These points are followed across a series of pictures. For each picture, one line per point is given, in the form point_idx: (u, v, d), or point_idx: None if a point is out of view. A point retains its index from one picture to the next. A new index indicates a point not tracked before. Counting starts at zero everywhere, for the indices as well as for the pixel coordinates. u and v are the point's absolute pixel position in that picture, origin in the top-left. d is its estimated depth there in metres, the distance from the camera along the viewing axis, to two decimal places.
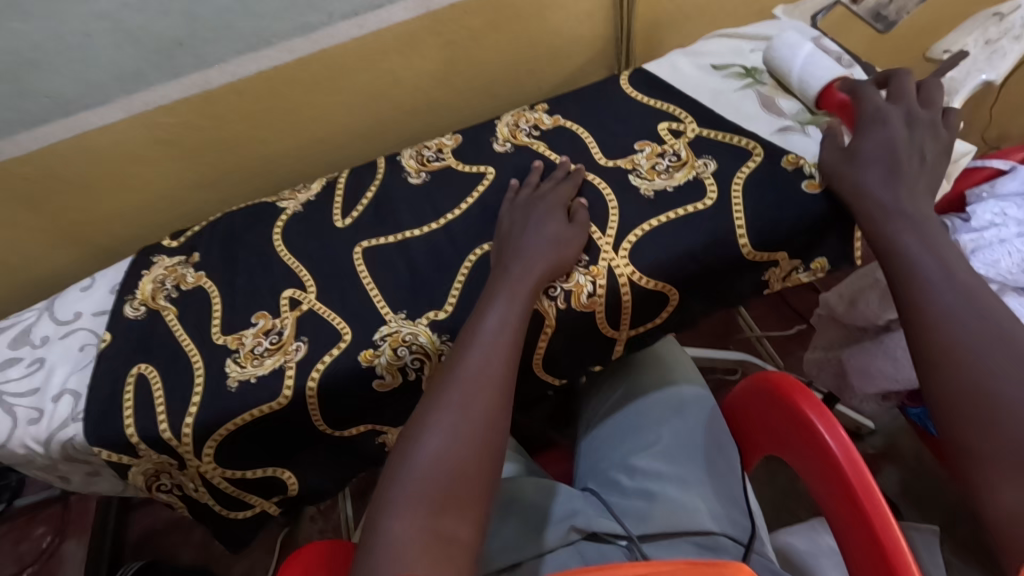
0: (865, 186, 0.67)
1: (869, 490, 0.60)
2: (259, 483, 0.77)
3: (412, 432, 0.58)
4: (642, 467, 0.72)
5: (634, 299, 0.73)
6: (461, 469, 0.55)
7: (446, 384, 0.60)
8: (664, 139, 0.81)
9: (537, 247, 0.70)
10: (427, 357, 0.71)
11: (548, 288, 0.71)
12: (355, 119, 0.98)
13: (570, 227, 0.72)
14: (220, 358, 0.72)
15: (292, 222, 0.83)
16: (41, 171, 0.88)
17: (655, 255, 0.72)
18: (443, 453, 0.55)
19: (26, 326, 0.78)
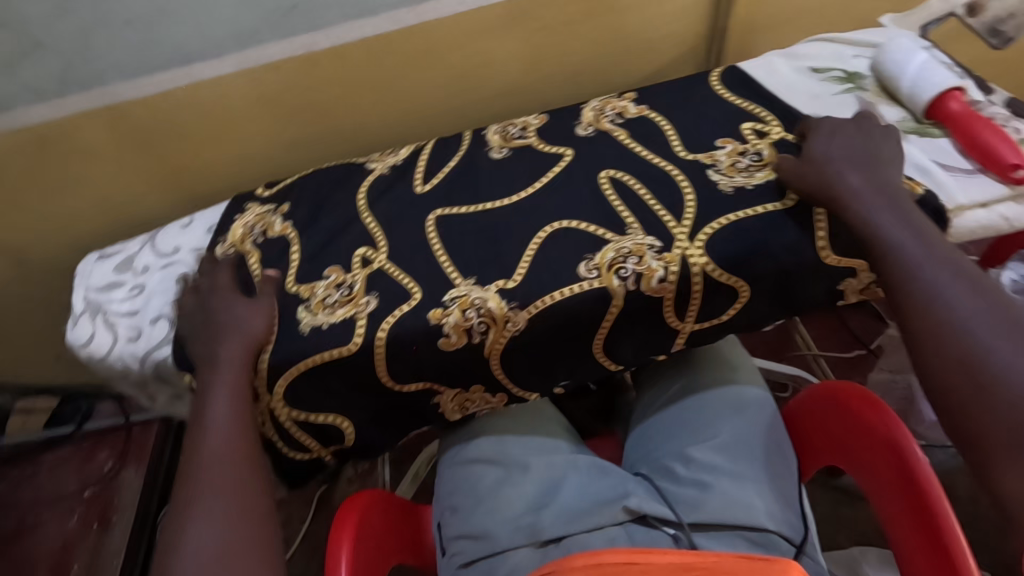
0: (842, 178, 0.69)
1: (933, 490, 0.62)
2: (319, 429, 0.78)
3: (182, 525, 0.59)
4: (698, 458, 0.71)
5: (705, 290, 0.72)
6: (233, 540, 0.58)
7: (201, 467, 0.62)
8: (747, 138, 0.80)
9: (247, 328, 0.72)
10: (494, 323, 0.71)
11: (619, 268, 0.71)
12: (444, 94, 1.02)
13: (253, 304, 0.74)
14: (292, 304, 0.76)
15: (374, 184, 0.86)
16: (153, 114, 0.94)
17: (732, 248, 0.71)
18: (213, 538, 0.57)
19: (130, 255, 0.84)
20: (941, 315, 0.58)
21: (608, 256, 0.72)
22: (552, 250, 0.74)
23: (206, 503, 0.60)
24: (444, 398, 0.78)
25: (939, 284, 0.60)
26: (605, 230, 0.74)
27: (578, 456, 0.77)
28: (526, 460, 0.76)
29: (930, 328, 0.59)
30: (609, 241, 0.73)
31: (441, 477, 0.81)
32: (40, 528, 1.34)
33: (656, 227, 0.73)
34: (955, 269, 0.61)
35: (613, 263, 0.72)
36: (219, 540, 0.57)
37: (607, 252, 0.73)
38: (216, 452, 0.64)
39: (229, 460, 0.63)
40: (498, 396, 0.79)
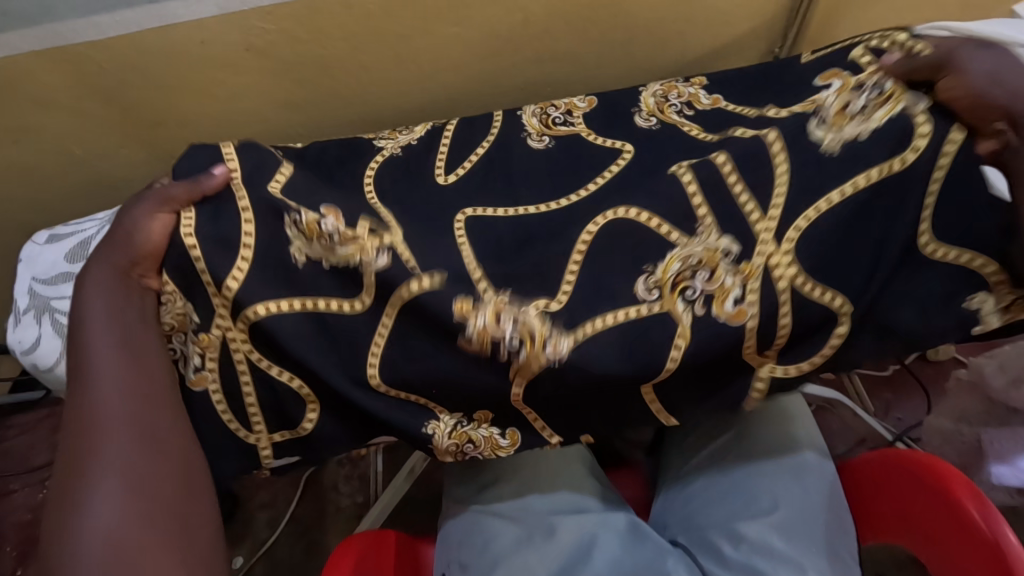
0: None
1: None
2: (276, 402, 0.62)
3: (69, 501, 0.46)
4: (750, 537, 0.61)
5: (793, 309, 0.57)
6: (140, 513, 0.46)
7: (90, 419, 0.50)
8: (864, 83, 0.62)
9: (133, 241, 0.58)
10: (530, 341, 0.58)
11: (684, 287, 0.59)
12: (470, 58, 0.85)
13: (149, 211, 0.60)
14: (272, 218, 0.59)
15: (405, 153, 0.74)
16: (116, 59, 0.77)
17: (830, 252, 0.57)
18: (116, 511, 0.46)
19: (85, 238, 0.70)
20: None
21: (674, 266, 0.59)
22: (602, 247, 0.61)
23: (104, 468, 0.47)
24: (437, 426, 0.62)
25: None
26: (674, 228, 0.60)
27: (611, 512, 0.66)
28: (549, 520, 0.65)
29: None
30: (676, 242, 0.60)
31: (445, 523, 0.70)
32: (7, 499, 1.21)
33: (736, 219, 0.59)
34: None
35: (679, 279, 0.59)
36: (125, 515, 0.46)
37: (673, 261, 0.59)
38: (110, 398, 0.51)
39: (131, 405, 0.51)
40: (509, 437, 0.64)
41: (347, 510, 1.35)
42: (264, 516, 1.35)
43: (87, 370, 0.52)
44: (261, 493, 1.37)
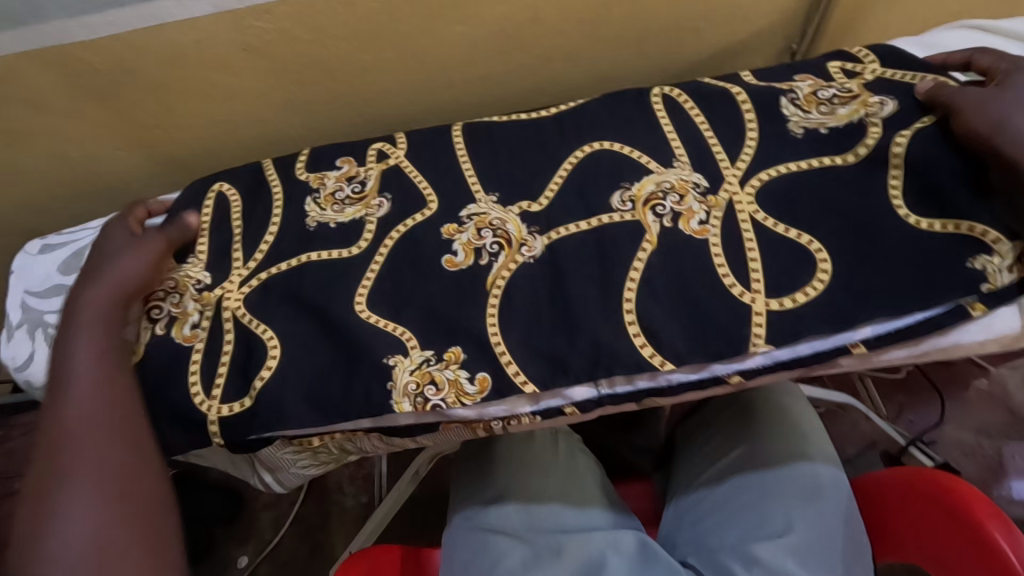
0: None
1: None
2: (244, 357, 0.59)
3: (40, 523, 0.46)
4: (764, 559, 0.59)
5: (760, 245, 0.54)
6: (115, 537, 0.46)
7: (64, 444, 0.49)
8: (833, 74, 0.64)
9: (116, 265, 0.58)
10: (507, 246, 0.58)
11: (655, 205, 0.58)
12: (474, 58, 0.81)
13: (135, 243, 0.61)
14: (300, 192, 0.68)
15: (412, 146, 0.68)
16: (110, 61, 0.74)
17: (796, 200, 0.56)
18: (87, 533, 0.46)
19: (79, 248, 0.68)
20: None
21: (647, 188, 0.59)
22: (588, 175, 0.61)
23: (80, 489, 0.47)
24: (401, 362, 0.54)
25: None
26: (649, 158, 0.61)
27: (620, 533, 0.65)
28: (557, 540, 0.64)
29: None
30: (651, 171, 0.60)
31: (449, 536, 0.69)
32: None
33: (704, 159, 0.60)
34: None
35: (651, 197, 0.58)
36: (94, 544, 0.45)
37: (646, 184, 0.59)
38: (86, 424, 0.50)
39: (107, 432, 0.50)
40: (477, 383, 0.52)
41: (352, 510, 1.34)
42: (270, 515, 1.35)
43: (61, 395, 0.51)
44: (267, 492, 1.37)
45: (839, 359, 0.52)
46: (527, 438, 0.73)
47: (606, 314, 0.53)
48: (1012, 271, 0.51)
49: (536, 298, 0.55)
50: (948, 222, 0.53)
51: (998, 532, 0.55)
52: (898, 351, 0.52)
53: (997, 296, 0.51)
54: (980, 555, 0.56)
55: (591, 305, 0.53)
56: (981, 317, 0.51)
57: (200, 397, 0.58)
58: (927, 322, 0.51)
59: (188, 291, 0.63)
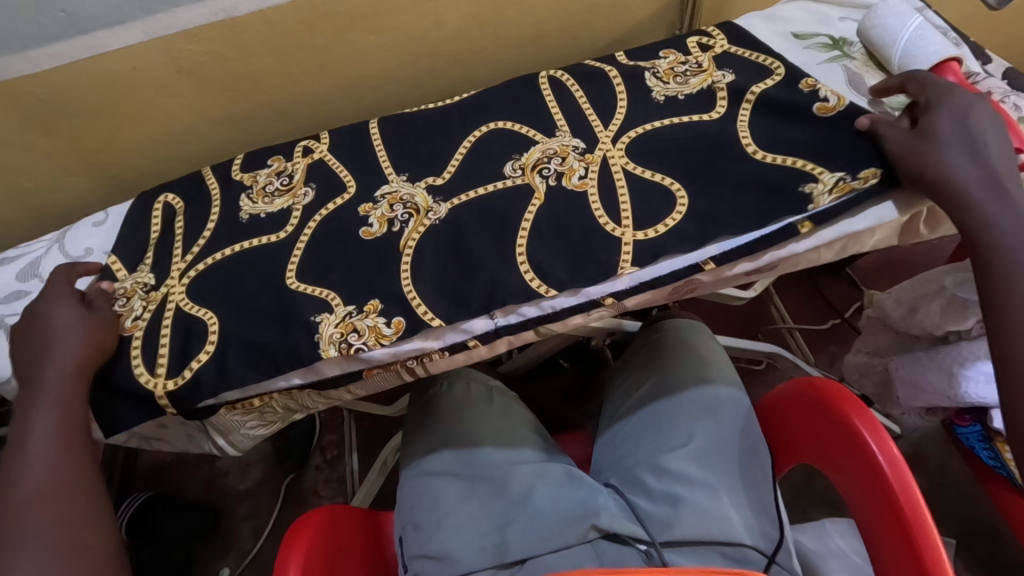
0: (950, 175, 0.57)
1: (912, 503, 0.57)
2: (182, 342, 0.65)
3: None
4: (670, 468, 0.67)
5: (630, 188, 0.66)
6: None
7: (18, 509, 0.54)
8: (690, 49, 0.76)
9: (70, 346, 0.61)
10: (416, 214, 0.69)
11: (541, 168, 0.69)
12: (391, 65, 0.91)
13: (90, 317, 0.64)
14: (235, 192, 0.75)
15: (332, 142, 0.77)
16: (56, 91, 0.82)
17: (655, 150, 0.68)
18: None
19: (35, 258, 0.74)
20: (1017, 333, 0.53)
21: (534, 156, 0.70)
22: (484, 149, 0.72)
23: (32, 552, 0.53)
24: (327, 318, 0.63)
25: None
26: (535, 131, 0.73)
27: (548, 464, 0.72)
28: (492, 471, 0.72)
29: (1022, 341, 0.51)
30: (538, 141, 0.72)
31: (400, 490, 0.75)
32: None
33: (583, 129, 0.72)
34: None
35: (538, 162, 0.70)
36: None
37: (534, 152, 0.71)
38: (41, 497, 0.55)
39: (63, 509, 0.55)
40: (394, 326, 0.62)
41: None
42: (249, 526, 1.36)
43: (21, 469, 0.56)
44: (244, 503, 1.38)
45: (696, 277, 0.63)
46: (464, 396, 0.80)
47: (501, 261, 0.63)
48: (834, 195, 0.61)
49: (441, 253, 0.65)
50: (783, 158, 0.65)
51: (860, 422, 0.62)
52: (743, 264, 0.63)
53: (821, 214, 0.61)
54: (851, 446, 0.64)
55: (487, 255, 0.64)
56: (810, 234, 0.62)
57: (144, 375, 0.64)
58: (763, 238, 0.61)
59: (136, 294, 0.69)
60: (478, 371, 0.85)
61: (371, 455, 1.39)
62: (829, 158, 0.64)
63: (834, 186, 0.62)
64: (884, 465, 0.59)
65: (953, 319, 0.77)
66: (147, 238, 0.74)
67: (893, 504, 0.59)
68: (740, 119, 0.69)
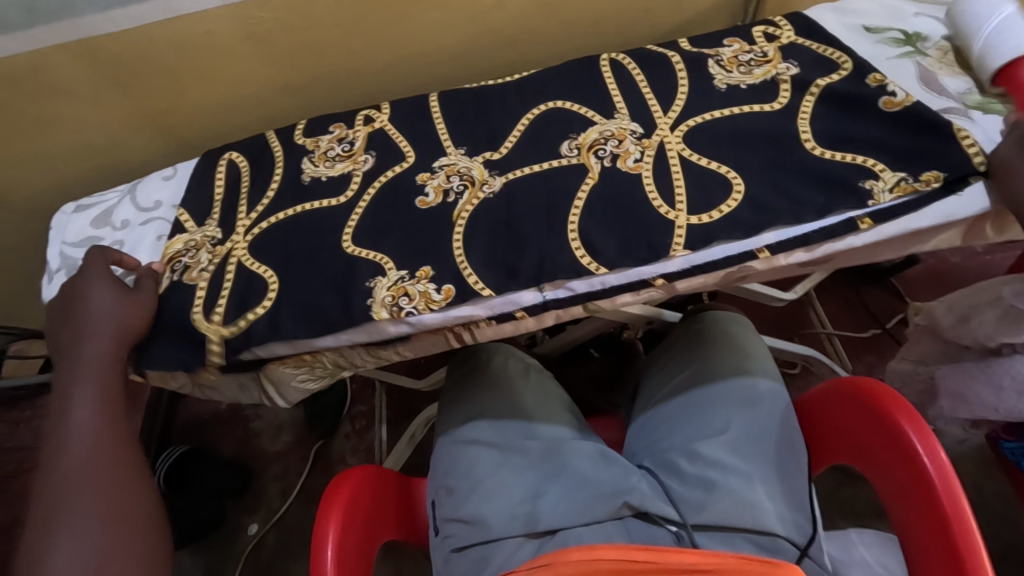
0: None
1: (960, 513, 0.55)
2: (242, 294, 0.68)
3: (39, 543, 0.54)
4: (705, 454, 0.67)
5: (686, 174, 0.66)
6: (110, 558, 0.54)
7: (63, 483, 0.56)
8: (755, 40, 0.75)
9: (105, 324, 0.64)
10: (471, 185, 0.70)
11: (598, 149, 0.70)
12: (451, 43, 0.92)
13: (129, 296, 0.66)
14: (298, 154, 0.78)
15: (393, 113, 0.79)
16: (133, 51, 0.84)
17: (713, 139, 0.68)
18: (79, 559, 0.53)
19: (108, 207, 0.78)
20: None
21: (591, 137, 0.71)
22: (542, 128, 0.73)
23: (74, 519, 0.55)
24: (380, 282, 0.65)
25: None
26: (594, 112, 0.73)
27: (580, 441, 0.72)
28: (525, 443, 0.73)
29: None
30: (596, 122, 0.72)
31: (434, 455, 0.77)
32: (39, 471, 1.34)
33: (641, 113, 0.72)
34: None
35: (594, 143, 0.70)
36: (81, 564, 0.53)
37: (591, 133, 0.71)
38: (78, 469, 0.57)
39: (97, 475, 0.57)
40: (444, 292, 0.63)
41: None
42: (278, 486, 1.37)
43: (62, 442, 0.58)
44: (274, 465, 1.40)
45: (749, 264, 0.63)
46: (502, 368, 0.82)
47: (553, 238, 0.64)
48: (894, 193, 0.61)
49: (495, 226, 0.67)
50: (844, 153, 0.64)
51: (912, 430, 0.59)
52: (799, 255, 0.62)
53: (883, 211, 0.61)
54: (900, 454, 0.61)
55: (539, 230, 0.65)
56: (869, 230, 0.61)
57: (201, 320, 0.67)
58: (819, 232, 0.61)
59: (203, 247, 0.73)
60: (516, 349, 0.86)
61: (399, 428, 1.41)
62: (892, 157, 0.63)
63: (895, 184, 0.61)
64: (934, 478, 0.57)
65: (1009, 331, 0.74)
66: (213, 196, 0.77)
67: (939, 519, 0.57)
68: (803, 109, 0.68)
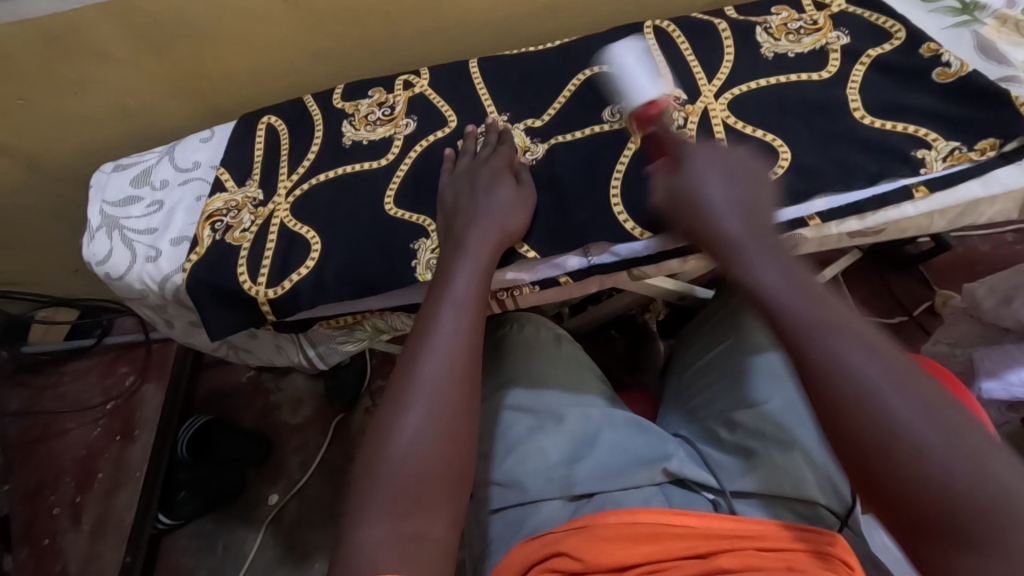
0: (718, 220, 0.53)
1: None
2: (285, 254, 0.68)
3: (384, 420, 0.51)
4: (744, 422, 0.68)
5: (730, 142, 0.65)
6: (449, 442, 0.50)
7: (435, 378, 0.52)
8: (804, 8, 0.73)
9: (504, 219, 0.62)
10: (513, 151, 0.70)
11: None
12: (488, 11, 0.91)
13: (519, 192, 0.65)
14: (336, 118, 0.78)
15: (433, 78, 0.78)
16: (171, 13, 0.83)
17: (761, 107, 0.67)
18: (421, 439, 0.49)
19: (148, 167, 0.79)
20: (867, 399, 0.40)
21: None
22: (584, 95, 0.72)
23: (415, 397, 0.51)
24: (424, 245, 0.65)
25: (858, 362, 0.42)
26: None
27: (615, 410, 0.73)
28: (560, 409, 0.72)
29: (830, 406, 0.42)
30: None
31: None
32: (65, 435, 1.36)
33: (686, 80, 0.71)
34: (902, 367, 0.42)
35: None
36: (428, 444, 0.49)
37: None
38: (457, 365, 0.53)
39: (467, 376, 0.53)
40: None
41: None
42: (298, 458, 1.36)
43: (432, 338, 0.54)
44: (295, 436, 1.38)
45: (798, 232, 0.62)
46: (534, 338, 0.82)
47: (598, 201, 0.65)
48: (947, 162, 0.60)
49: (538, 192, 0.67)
50: (897, 123, 0.63)
51: None
52: (850, 224, 0.62)
53: (935, 180, 0.60)
54: None
55: (582, 196, 0.65)
56: (923, 199, 0.61)
57: (247, 282, 0.67)
58: (870, 199, 0.61)
59: (245, 208, 0.73)
60: (549, 319, 0.86)
61: None
62: (946, 127, 0.61)
63: (948, 154, 0.60)
64: None
65: None
66: (252, 158, 0.77)
67: None
68: (853, 77, 0.67)
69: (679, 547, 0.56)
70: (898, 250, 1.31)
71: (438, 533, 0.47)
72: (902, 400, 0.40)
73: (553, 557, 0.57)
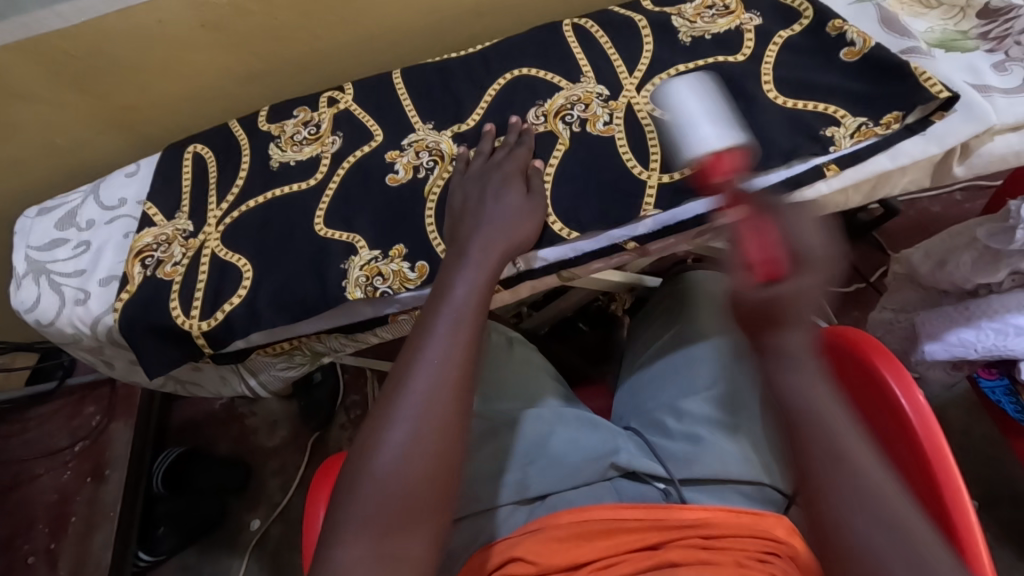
0: (796, 311, 0.40)
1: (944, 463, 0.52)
2: (217, 285, 0.67)
3: (371, 433, 0.47)
4: (689, 410, 0.69)
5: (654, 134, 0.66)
6: (439, 459, 0.46)
7: (425, 389, 0.48)
8: None
9: (502, 224, 0.60)
10: (441, 160, 0.70)
11: (564, 114, 0.69)
12: (411, 18, 0.90)
13: (530, 201, 0.63)
14: (263, 141, 0.77)
15: (357, 92, 0.77)
16: (86, 47, 0.81)
17: None
18: (407, 453, 0.46)
19: (72, 208, 0.77)
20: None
21: (557, 103, 0.70)
22: (508, 98, 0.72)
23: (402, 409, 0.47)
24: (354, 262, 0.65)
25: (875, 521, 0.38)
26: (560, 77, 0.72)
27: (566, 408, 0.73)
28: (512, 415, 0.72)
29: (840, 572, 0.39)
30: (562, 87, 0.71)
31: None
32: (35, 482, 1.33)
33: (607, 74, 0.71)
34: (883, 505, 0.38)
35: (561, 109, 0.69)
36: (415, 458, 0.46)
37: (557, 99, 0.70)
38: (453, 372, 0.49)
39: (461, 384, 0.49)
40: (418, 270, 0.64)
41: None
42: (277, 481, 1.35)
43: (425, 344, 0.51)
44: (271, 459, 1.37)
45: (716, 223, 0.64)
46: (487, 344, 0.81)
47: None
48: (855, 138, 0.61)
49: None
50: (808, 102, 0.63)
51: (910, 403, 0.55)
52: None
53: (844, 157, 0.61)
54: (886, 410, 0.58)
55: None
56: (835, 176, 0.62)
57: (180, 316, 0.67)
58: (783, 181, 0.61)
59: (176, 241, 0.72)
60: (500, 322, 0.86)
61: None
62: (852, 103, 0.62)
63: (855, 130, 0.61)
64: (913, 422, 0.54)
65: (985, 270, 0.75)
66: (181, 189, 0.76)
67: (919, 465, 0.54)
68: (766, 57, 0.67)
69: (631, 541, 0.57)
70: (850, 219, 1.33)
71: (423, 554, 0.45)
72: (881, 512, 0.38)
73: (507, 563, 0.57)
